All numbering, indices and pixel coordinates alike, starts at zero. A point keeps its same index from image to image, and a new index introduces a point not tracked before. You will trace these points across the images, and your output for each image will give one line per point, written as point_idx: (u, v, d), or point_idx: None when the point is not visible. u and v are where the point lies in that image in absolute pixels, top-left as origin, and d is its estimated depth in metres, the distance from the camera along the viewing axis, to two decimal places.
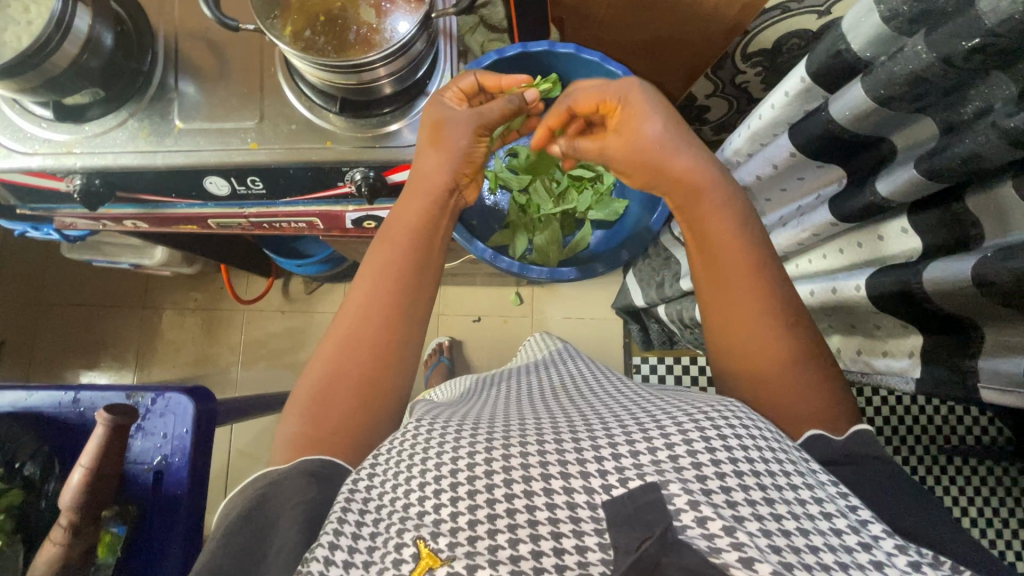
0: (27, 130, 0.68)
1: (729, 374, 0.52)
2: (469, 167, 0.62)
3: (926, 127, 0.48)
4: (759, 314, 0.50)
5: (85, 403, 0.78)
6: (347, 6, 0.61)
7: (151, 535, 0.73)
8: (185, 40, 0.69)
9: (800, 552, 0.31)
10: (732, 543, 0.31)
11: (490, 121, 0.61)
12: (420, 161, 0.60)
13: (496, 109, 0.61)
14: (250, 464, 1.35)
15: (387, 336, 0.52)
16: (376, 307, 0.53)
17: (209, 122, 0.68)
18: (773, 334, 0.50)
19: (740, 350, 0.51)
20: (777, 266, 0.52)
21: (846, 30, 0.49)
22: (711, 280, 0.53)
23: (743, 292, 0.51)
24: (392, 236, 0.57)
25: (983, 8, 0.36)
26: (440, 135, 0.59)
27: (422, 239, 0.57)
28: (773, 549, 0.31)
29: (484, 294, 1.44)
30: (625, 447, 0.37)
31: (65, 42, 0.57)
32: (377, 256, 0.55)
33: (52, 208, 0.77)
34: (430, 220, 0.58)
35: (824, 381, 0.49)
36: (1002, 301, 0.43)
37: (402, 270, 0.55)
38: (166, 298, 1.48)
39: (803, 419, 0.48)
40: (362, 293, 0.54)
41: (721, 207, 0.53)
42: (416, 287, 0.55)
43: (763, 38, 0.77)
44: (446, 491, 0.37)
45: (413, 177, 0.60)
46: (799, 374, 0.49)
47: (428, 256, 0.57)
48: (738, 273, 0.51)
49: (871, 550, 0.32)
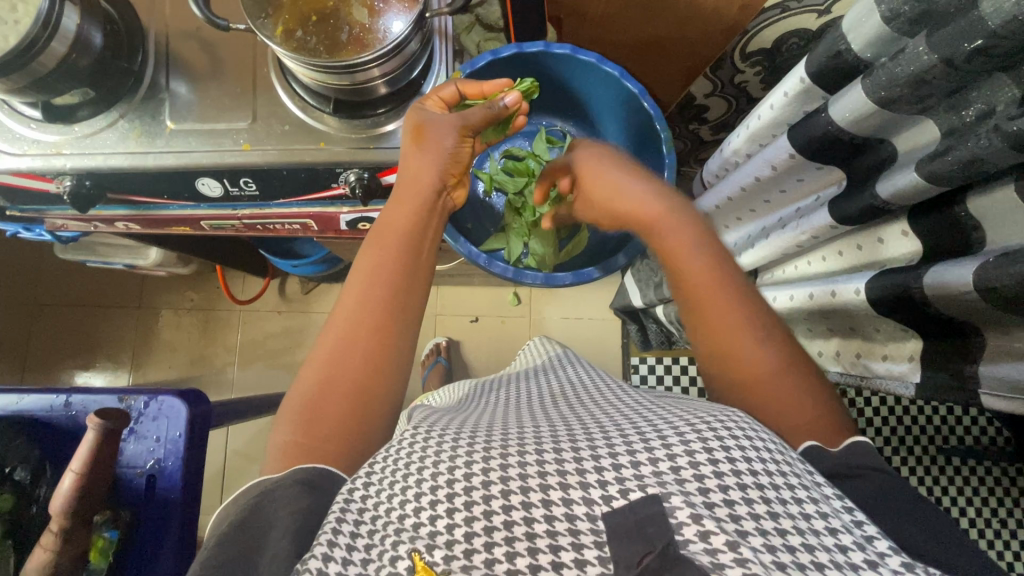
0: (16, 131, 0.67)
1: (721, 381, 0.51)
2: (455, 167, 0.62)
3: (927, 129, 0.48)
4: (742, 326, 0.50)
5: (77, 406, 0.77)
6: (339, 6, 0.60)
7: (142, 541, 0.72)
8: (176, 39, 0.68)
9: (804, 569, 0.31)
10: (736, 558, 0.31)
11: (475, 122, 0.62)
12: (406, 163, 0.60)
13: (480, 110, 0.61)
14: (246, 465, 1.34)
15: (379, 340, 0.51)
16: (368, 315, 0.52)
17: (201, 123, 0.67)
18: (755, 347, 0.49)
19: (732, 359, 0.50)
20: (751, 285, 0.52)
21: (846, 31, 0.49)
22: (698, 305, 0.52)
23: (720, 308, 0.51)
24: (382, 239, 0.56)
25: (986, 9, 0.35)
26: (425, 136, 0.60)
27: (411, 242, 0.56)
28: (777, 565, 0.31)
29: (481, 294, 1.44)
30: (626, 458, 0.37)
31: (52, 42, 0.56)
32: (364, 259, 0.55)
33: (42, 209, 0.76)
34: (419, 224, 0.58)
35: (812, 391, 0.48)
36: (1004, 307, 0.43)
37: (390, 279, 0.54)
38: (162, 298, 1.47)
39: (798, 429, 0.47)
40: (355, 299, 0.53)
41: (683, 234, 0.53)
42: (406, 301, 0.54)
43: (762, 37, 0.76)
44: (442, 502, 0.36)
45: (400, 180, 0.60)
46: (786, 385, 0.48)
47: (417, 265, 0.56)
48: (712, 296, 0.51)
49: (877, 568, 0.31)
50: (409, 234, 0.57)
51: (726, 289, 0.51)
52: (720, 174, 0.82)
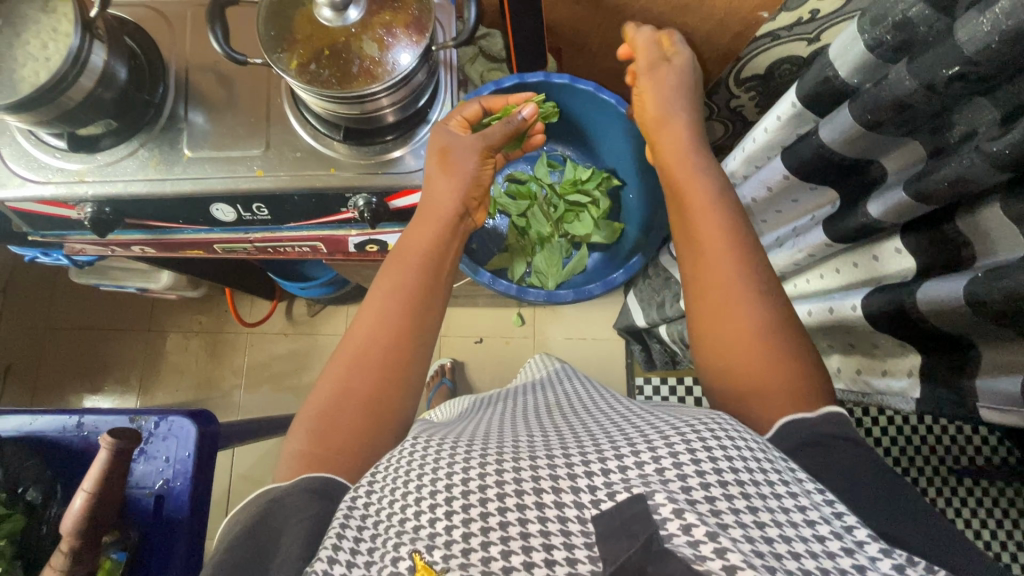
0: (41, 160, 0.70)
1: (721, 394, 0.51)
2: (477, 191, 0.65)
3: (914, 150, 0.50)
4: (735, 275, 0.51)
5: (89, 427, 0.79)
6: (351, 41, 0.62)
7: (148, 562, 0.73)
8: (195, 73, 0.72)
9: (782, 559, 0.31)
10: (716, 549, 0.31)
11: (495, 143, 0.65)
12: (430, 186, 0.63)
13: (498, 130, 0.65)
14: (250, 489, 1.34)
15: (398, 347, 0.53)
16: (395, 298, 0.55)
17: (216, 151, 0.69)
18: (750, 302, 0.50)
19: (720, 328, 0.51)
20: (747, 228, 0.54)
21: (835, 57, 0.51)
22: (697, 250, 0.54)
23: (713, 258, 0.53)
24: (403, 259, 0.58)
25: (962, 37, 0.37)
26: (449, 160, 0.63)
27: (433, 257, 0.59)
28: (756, 553, 0.31)
29: (486, 315, 1.45)
30: (614, 462, 0.38)
31: (81, 77, 0.59)
32: (383, 280, 0.57)
33: (62, 235, 0.78)
34: (441, 241, 0.60)
35: (802, 351, 0.49)
36: (997, 321, 0.44)
37: (412, 292, 0.56)
38: (171, 322, 1.50)
39: (784, 391, 0.47)
40: (373, 308, 0.55)
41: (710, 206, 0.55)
42: (423, 311, 0.56)
43: (755, 64, 0.79)
44: (442, 505, 0.37)
45: (425, 204, 0.62)
46: (769, 345, 0.49)
47: (437, 281, 0.59)
48: (714, 237, 0.53)
49: (853, 555, 0.32)
50: (438, 242, 0.60)
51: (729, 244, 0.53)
52: None
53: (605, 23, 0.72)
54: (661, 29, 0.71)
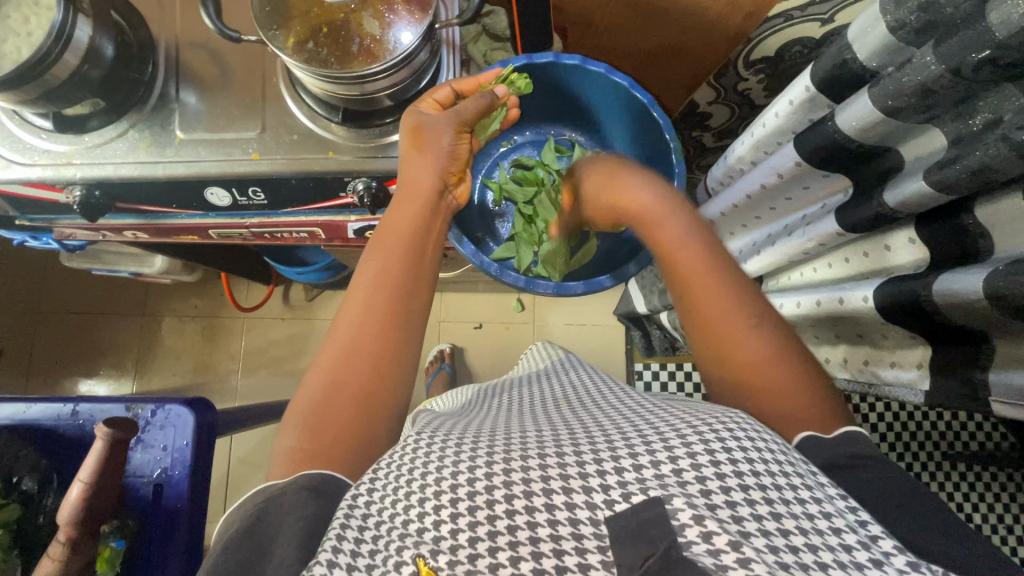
0: (27, 141, 0.68)
1: (726, 388, 0.52)
2: (454, 165, 0.64)
3: (934, 138, 0.48)
4: (734, 312, 0.52)
5: (84, 415, 0.77)
6: (350, 18, 0.60)
7: (148, 551, 0.72)
8: (185, 49, 0.69)
9: (808, 569, 0.31)
10: (738, 560, 0.31)
11: (469, 118, 0.62)
12: (405, 166, 0.60)
13: (473, 108, 0.63)
14: (249, 474, 1.34)
15: (383, 337, 0.52)
16: (376, 310, 0.53)
17: (210, 132, 0.67)
18: (753, 333, 0.51)
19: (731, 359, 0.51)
20: (743, 273, 0.55)
21: (852, 41, 0.49)
22: (689, 294, 0.54)
23: (712, 304, 0.53)
24: (385, 243, 0.57)
25: (993, 20, 0.35)
26: (423, 138, 0.60)
27: (415, 244, 0.58)
28: (781, 566, 0.30)
29: (485, 301, 1.44)
30: (628, 460, 0.37)
31: (65, 53, 0.57)
32: (366, 267, 0.55)
33: (51, 219, 0.76)
34: (423, 226, 0.59)
35: (806, 373, 0.50)
36: (1017, 317, 0.43)
37: (399, 278, 0.55)
38: (166, 306, 1.48)
39: (792, 418, 0.48)
40: (360, 298, 0.54)
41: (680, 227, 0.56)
42: (412, 293, 0.55)
43: (766, 46, 0.77)
44: (446, 506, 0.36)
45: (400, 184, 0.60)
46: (778, 370, 0.50)
47: (421, 264, 0.57)
48: (703, 281, 0.53)
49: (882, 567, 0.31)
50: (417, 231, 0.58)
51: (732, 289, 0.53)
52: (725, 181, 0.82)
53: (612, 3, 0.69)
54: (670, 9, 0.69)
